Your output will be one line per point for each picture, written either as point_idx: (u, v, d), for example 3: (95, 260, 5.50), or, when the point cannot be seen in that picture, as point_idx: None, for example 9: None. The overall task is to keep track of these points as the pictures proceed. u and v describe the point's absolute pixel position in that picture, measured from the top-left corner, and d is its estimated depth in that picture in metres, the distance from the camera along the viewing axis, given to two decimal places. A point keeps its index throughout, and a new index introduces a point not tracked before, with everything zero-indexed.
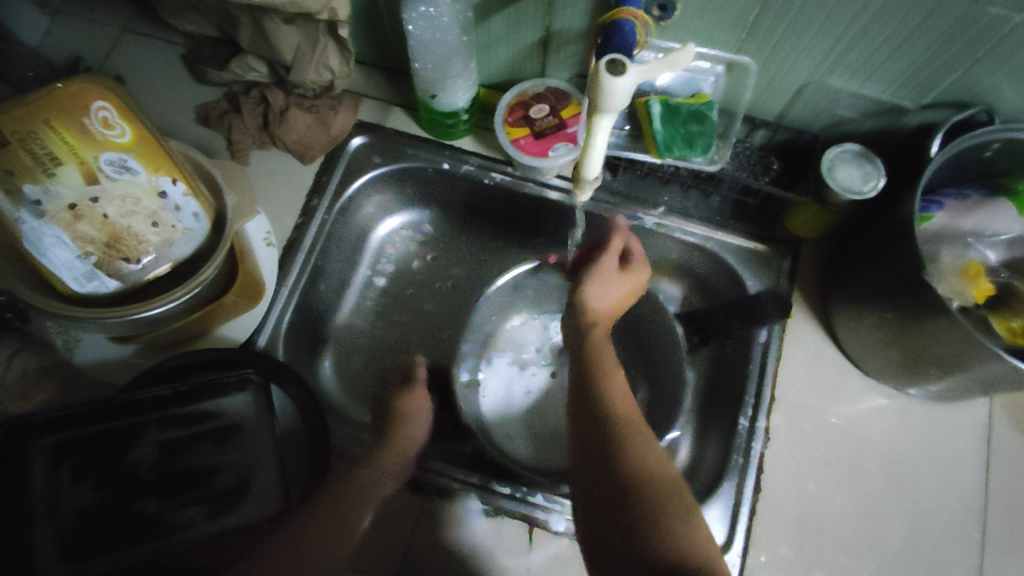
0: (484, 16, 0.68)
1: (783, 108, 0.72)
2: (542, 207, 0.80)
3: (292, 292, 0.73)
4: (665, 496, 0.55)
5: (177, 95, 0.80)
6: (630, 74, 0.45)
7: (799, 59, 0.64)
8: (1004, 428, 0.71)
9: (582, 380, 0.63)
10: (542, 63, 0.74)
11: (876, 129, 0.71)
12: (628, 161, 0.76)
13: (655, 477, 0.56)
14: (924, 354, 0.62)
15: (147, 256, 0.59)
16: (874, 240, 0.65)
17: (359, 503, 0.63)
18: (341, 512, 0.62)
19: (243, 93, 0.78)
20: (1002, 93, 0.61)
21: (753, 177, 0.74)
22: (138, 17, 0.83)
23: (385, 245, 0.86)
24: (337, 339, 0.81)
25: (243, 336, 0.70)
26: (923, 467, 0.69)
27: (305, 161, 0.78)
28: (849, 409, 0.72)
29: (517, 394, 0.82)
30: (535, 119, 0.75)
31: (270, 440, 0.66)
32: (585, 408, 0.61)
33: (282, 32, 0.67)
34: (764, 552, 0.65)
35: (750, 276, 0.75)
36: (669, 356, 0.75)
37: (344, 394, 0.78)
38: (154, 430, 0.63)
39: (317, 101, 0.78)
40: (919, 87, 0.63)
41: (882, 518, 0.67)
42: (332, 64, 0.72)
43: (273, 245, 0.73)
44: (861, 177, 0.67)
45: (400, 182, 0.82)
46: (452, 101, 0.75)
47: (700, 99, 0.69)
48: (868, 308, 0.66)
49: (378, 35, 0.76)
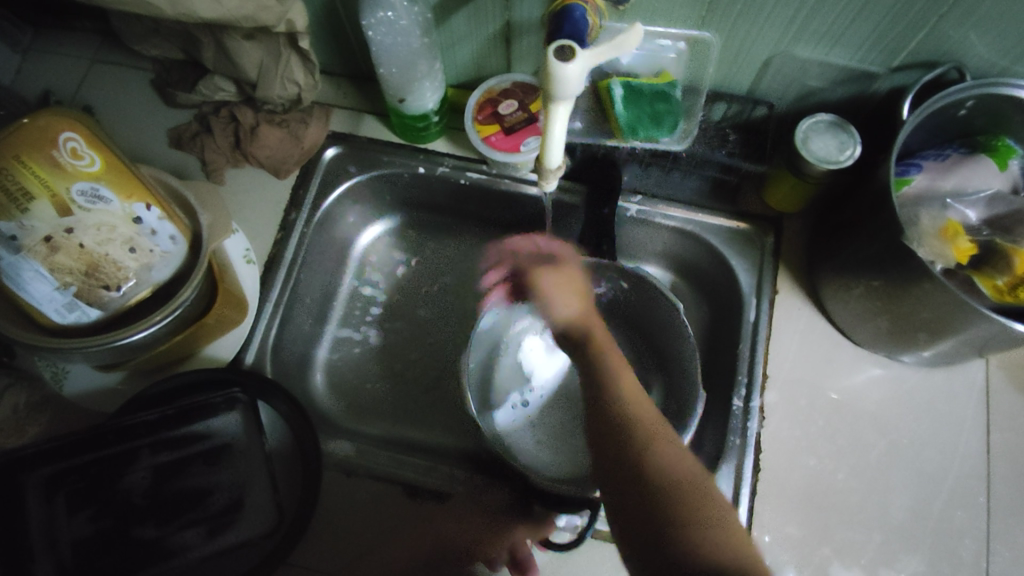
0: (444, 16, 0.68)
1: (753, 83, 0.71)
2: (519, 203, 0.80)
3: (277, 306, 0.73)
4: (692, 488, 0.54)
5: (149, 121, 0.80)
6: (580, 60, 0.45)
7: (762, 31, 0.63)
8: (1003, 389, 0.69)
9: (591, 388, 0.64)
10: (507, 58, 0.74)
11: (849, 97, 0.70)
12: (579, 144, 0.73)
13: (677, 473, 0.55)
14: (914, 321, 0.62)
15: (128, 282, 0.59)
16: (852, 212, 0.65)
17: (366, 525, 0.66)
18: (357, 529, 0.66)
19: (213, 113, 0.78)
20: (971, 48, 0.60)
21: (708, 148, 0.73)
22: (107, 47, 0.84)
23: (369, 254, 0.86)
24: (327, 351, 0.81)
25: (230, 356, 0.71)
26: (925, 436, 0.68)
27: (280, 175, 0.78)
28: (846, 382, 0.71)
29: (517, 411, 0.78)
30: (505, 115, 0.74)
31: (261, 457, 0.66)
32: (599, 413, 0.61)
33: (244, 48, 0.67)
34: (767, 532, 0.64)
35: (734, 255, 0.74)
36: (674, 343, 0.73)
37: (337, 405, 0.78)
38: (147, 455, 0.64)
39: (287, 115, 0.77)
40: (887, 50, 0.63)
41: (886, 489, 0.66)
42: (298, 77, 0.72)
43: (254, 261, 0.73)
44: (836, 146, 0.66)
45: (378, 189, 0.82)
46: (423, 104, 0.74)
47: (664, 78, 0.68)
48: (855, 277, 0.65)
49: (341, 44, 0.76)
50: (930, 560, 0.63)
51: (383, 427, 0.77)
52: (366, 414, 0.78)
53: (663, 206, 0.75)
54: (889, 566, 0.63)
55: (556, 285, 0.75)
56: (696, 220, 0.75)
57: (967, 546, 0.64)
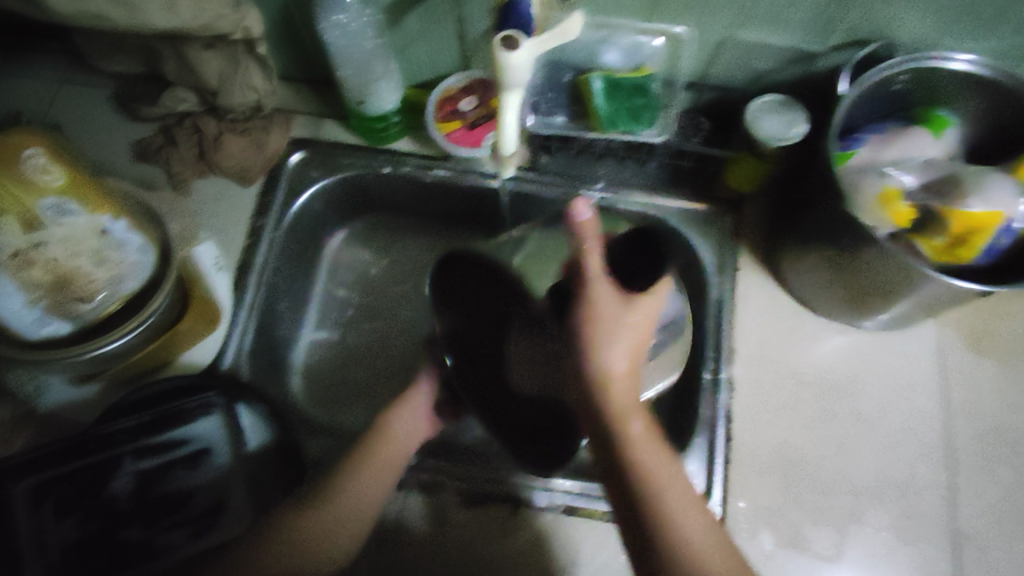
0: (400, 17, 0.69)
1: (703, 69, 0.73)
2: (483, 198, 0.81)
3: (251, 310, 0.73)
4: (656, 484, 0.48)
5: (114, 136, 0.81)
6: (526, 47, 0.46)
7: (706, 16, 0.66)
8: (956, 347, 0.72)
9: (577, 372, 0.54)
10: (465, 55, 0.75)
11: (794, 78, 0.72)
12: (560, 139, 0.77)
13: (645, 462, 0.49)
14: (869, 288, 0.64)
15: (99, 295, 0.59)
16: (803, 187, 0.67)
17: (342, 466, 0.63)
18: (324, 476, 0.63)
19: (176, 124, 0.78)
20: (903, 22, 0.63)
21: (683, 138, 0.77)
22: (69, 66, 0.84)
23: (341, 256, 0.87)
24: (303, 355, 0.82)
25: (206, 360, 0.71)
26: (885, 398, 0.71)
27: (246, 183, 0.79)
28: (809, 351, 0.73)
29: None
30: (466, 112, 0.76)
31: (240, 460, 0.66)
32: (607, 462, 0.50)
33: (202, 57, 0.68)
34: (741, 498, 0.67)
35: (696, 236, 0.76)
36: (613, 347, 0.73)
37: (318, 407, 0.79)
38: (130, 461, 0.63)
39: (249, 123, 0.78)
40: (826, 30, 0.65)
41: (852, 451, 0.69)
42: (258, 83, 0.73)
43: (225, 268, 0.74)
44: (785, 124, 0.69)
45: (345, 192, 0.82)
46: (380, 104, 0.76)
47: (642, 72, 0.70)
48: (806, 249, 0.68)
49: (302, 50, 0.77)
50: (896, 514, 0.66)
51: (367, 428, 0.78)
52: (347, 415, 0.79)
53: (626, 192, 0.77)
54: (858, 524, 0.66)
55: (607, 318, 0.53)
56: (657, 205, 0.77)
57: (931, 498, 0.66)
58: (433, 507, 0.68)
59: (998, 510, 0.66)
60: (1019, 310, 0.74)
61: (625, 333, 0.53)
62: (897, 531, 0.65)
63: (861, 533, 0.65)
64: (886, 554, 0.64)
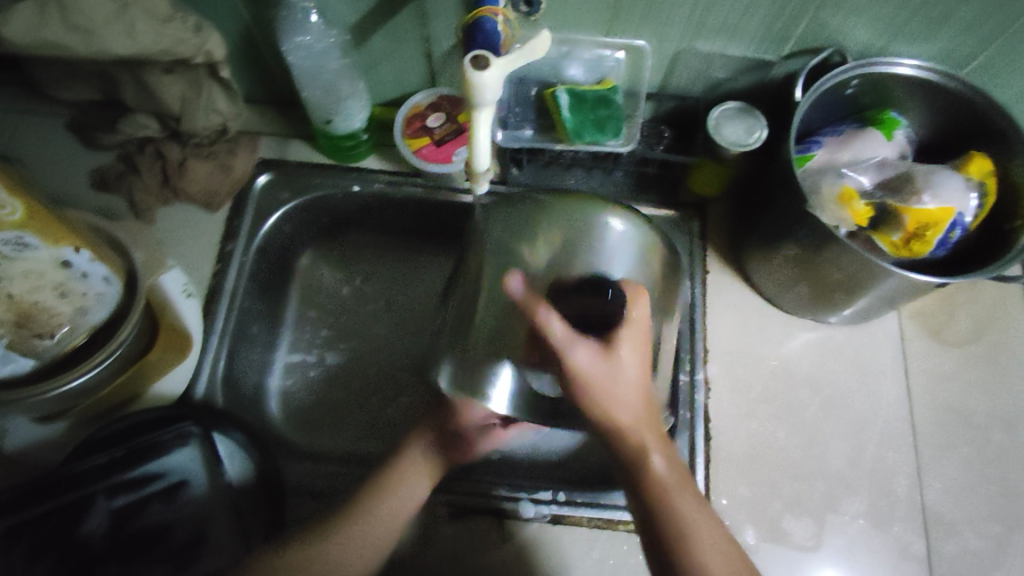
0: (365, 36, 0.70)
1: (664, 79, 0.75)
2: (454, 212, 0.81)
3: (223, 337, 0.72)
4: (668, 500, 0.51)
5: (71, 165, 0.79)
6: (497, 67, 0.47)
7: (664, 29, 0.68)
8: (916, 336, 0.76)
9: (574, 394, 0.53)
10: (431, 73, 0.76)
11: (750, 86, 0.75)
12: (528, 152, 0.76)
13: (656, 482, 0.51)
14: (831, 284, 0.67)
15: (62, 329, 0.60)
16: (765, 189, 0.70)
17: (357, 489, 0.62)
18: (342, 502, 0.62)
19: (137, 151, 0.76)
20: (848, 30, 0.66)
21: (648, 148, 0.78)
22: (20, 95, 0.81)
23: (313, 276, 0.86)
24: (279, 380, 0.80)
25: (181, 388, 0.69)
26: (854, 388, 0.73)
27: (212, 208, 0.78)
28: (779, 347, 0.75)
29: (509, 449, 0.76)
30: (434, 128, 0.76)
31: (221, 488, 0.65)
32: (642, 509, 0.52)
33: (164, 82, 0.67)
34: (723, 495, 0.68)
35: (666, 241, 0.78)
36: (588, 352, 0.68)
37: (297, 431, 0.78)
38: (102, 500, 0.62)
39: (214, 147, 0.77)
40: (777, 39, 0.68)
41: (825, 442, 0.71)
42: (221, 106, 0.72)
43: (194, 294, 0.71)
44: (745, 130, 0.71)
45: (314, 212, 0.82)
46: (349, 123, 0.75)
47: (605, 85, 0.72)
48: (770, 249, 0.71)
49: (265, 72, 0.77)
50: (870, 500, 0.68)
51: (351, 448, 0.77)
52: (327, 437, 0.78)
53: None
54: (835, 512, 0.68)
55: (603, 359, 0.50)
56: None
57: (901, 483, 0.69)
58: (420, 525, 0.68)
59: (964, 490, 0.69)
60: (972, 297, 0.78)
61: (624, 382, 0.51)
62: (872, 516, 0.68)
63: (838, 521, 0.67)
64: (863, 540, 0.66)
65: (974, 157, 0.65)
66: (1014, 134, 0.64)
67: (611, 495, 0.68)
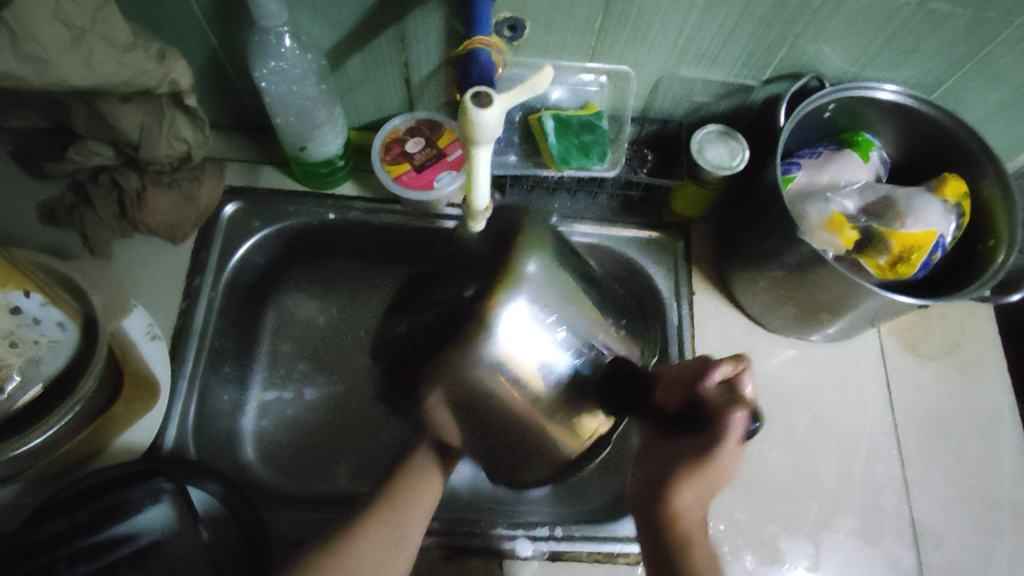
0: (341, 60, 0.67)
1: (646, 103, 0.75)
2: (434, 238, 0.78)
3: (193, 381, 0.67)
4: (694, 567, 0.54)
5: (13, 197, 0.72)
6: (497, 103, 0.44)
7: (649, 55, 0.67)
8: (894, 351, 0.78)
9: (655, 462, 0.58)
10: (409, 98, 0.73)
11: (730, 109, 0.76)
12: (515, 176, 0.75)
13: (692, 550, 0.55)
14: (817, 304, 0.68)
15: (11, 381, 0.55)
16: (748, 210, 0.70)
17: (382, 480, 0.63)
18: (363, 501, 0.61)
19: (89, 180, 0.70)
20: (826, 58, 0.68)
21: (632, 171, 0.77)
22: None
23: (287, 307, 0.82)
24: (253, 420, 0.76)
25: (147, 440, 0.63)
26: (840, 404, 0.75)
27: (177, 241, 0.73)
28: (767, 367, 0.76)
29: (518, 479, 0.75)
30: (413, 153, 0.73)
31: (197, 543, 0.62)
32: (665, 554, 0.55)
33: (121, 111, 0.61)
34: (721, 520, 0.68)
35: (651, 263, 0.78)
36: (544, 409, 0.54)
37: (276, 474, 0.74)
38: (64, 569, 0.57)
39: (177, 175, 0.71)
40: (757, 65, 0.69)
41: (817, 460, 0.72)
42: (185, 134, 0.67)
43: (160, 335, 0.65)
44: (728, 154, 0.72)
45: (289, 242, 0.78)
46: (325, 150, 0.72)
47: (590, 110, 0.71)
48: (756, 270, 0.71)
49: (232, 97, 0.73)
50: (861, 517, 0.69)
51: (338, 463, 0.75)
52: (309, 462, 0.75)
53: (579, 223, 0.77)
54: (828, 530, 0.69)
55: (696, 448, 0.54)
56: (610, 236, 0.78)
57: (889, 497, 0.70)
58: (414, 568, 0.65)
59: (948, 499, 0.71)
60: (945, 310, 0.80)
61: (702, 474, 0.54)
62: (863, 532, 0.69)
63: (833, 539, 0.68)
64: (858, 557, 0.67)
65: (949, 180, 0.67)
66: (984, 156, 0.67)
67: (608, 525, 0.67)
